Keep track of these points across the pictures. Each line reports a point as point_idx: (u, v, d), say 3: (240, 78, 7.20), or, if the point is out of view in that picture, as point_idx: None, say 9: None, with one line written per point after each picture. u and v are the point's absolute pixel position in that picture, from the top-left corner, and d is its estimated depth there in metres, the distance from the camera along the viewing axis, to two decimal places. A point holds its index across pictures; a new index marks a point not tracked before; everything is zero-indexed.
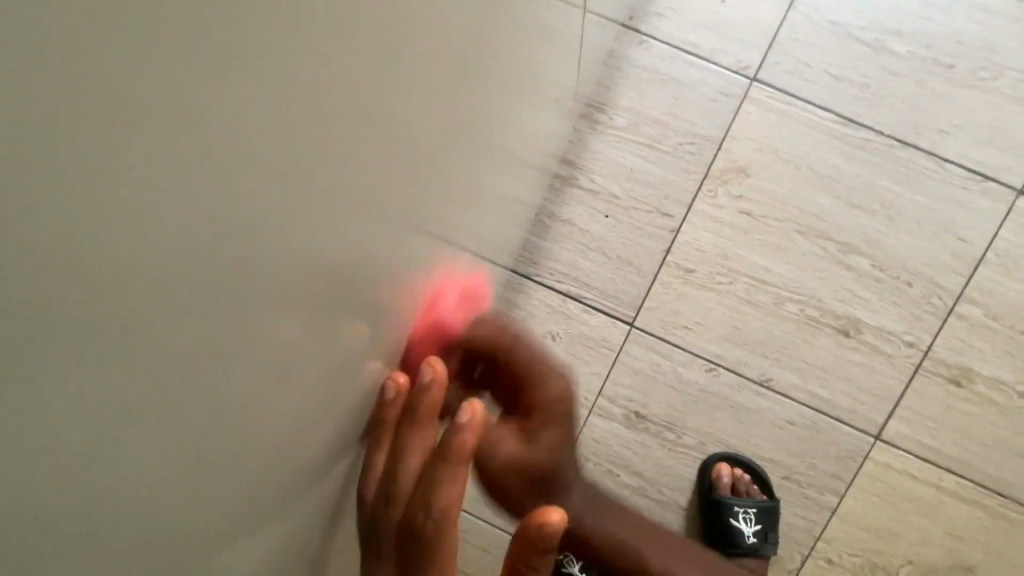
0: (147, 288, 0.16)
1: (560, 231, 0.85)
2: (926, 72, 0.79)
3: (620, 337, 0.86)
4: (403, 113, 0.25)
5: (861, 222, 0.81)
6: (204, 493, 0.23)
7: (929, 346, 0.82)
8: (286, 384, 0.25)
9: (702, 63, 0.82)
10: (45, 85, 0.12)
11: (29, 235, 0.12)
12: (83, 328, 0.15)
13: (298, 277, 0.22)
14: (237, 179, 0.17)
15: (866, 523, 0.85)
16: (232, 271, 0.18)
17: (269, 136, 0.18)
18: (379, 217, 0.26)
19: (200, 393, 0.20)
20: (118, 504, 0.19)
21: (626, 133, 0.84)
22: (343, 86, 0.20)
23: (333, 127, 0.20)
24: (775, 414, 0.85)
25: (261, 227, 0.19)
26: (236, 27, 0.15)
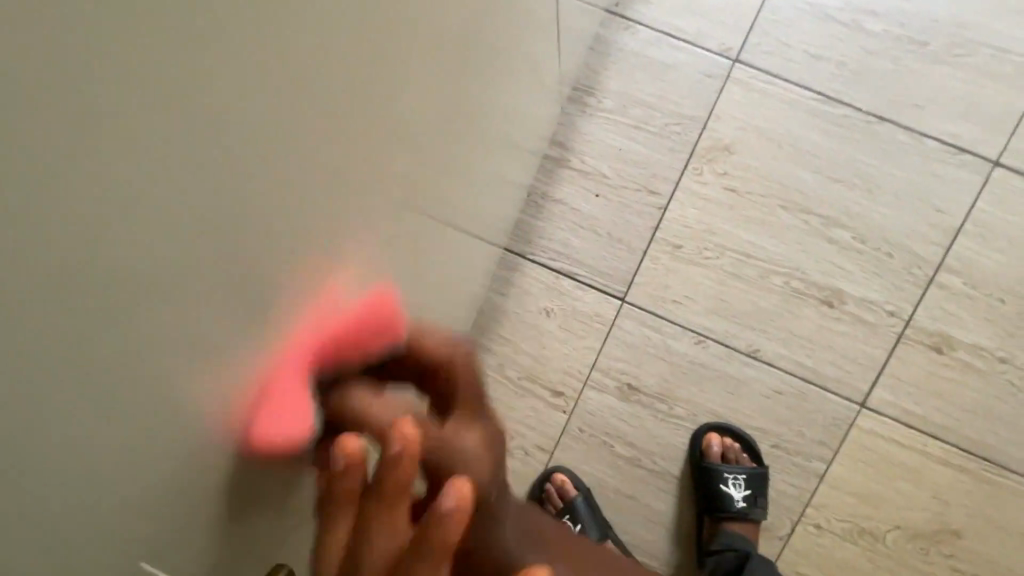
0: (150, 236, 0.21)
1: (552, 210, 0.89)
2: (902, 49, 0.82)
3: (612, 312, 0.90)
4: (343, 87, 0.29)
5: (842, 196, 0.84)
6: (210, 413, 0.29)
7: (911, 314, 0.84)
8: (256, 331, 0.29)
9: (686, 46, 0.85)
10: (59, 98, 0.17)
11: (37, 211, 0.17)
12: (103, 270, 0.20)
13: (268, 225, 0.27)
14: (210, 152, 0.22)
15: (853, 489, 0.88)
16: (213, 221, 0.24)
17: (227, 110, 0.22)
18: (337, 167, 0.31)
19: (197, 327, 0.25)
20: (142, 417, 0.24)
21: (613, 115, 0.87)
22: (283, 67, 0.24)
23: (276, 105, 0.25)
24: (763, 384, 0.88)
25: (231, 185, 0.24)
26: (184, 28, 0.19)
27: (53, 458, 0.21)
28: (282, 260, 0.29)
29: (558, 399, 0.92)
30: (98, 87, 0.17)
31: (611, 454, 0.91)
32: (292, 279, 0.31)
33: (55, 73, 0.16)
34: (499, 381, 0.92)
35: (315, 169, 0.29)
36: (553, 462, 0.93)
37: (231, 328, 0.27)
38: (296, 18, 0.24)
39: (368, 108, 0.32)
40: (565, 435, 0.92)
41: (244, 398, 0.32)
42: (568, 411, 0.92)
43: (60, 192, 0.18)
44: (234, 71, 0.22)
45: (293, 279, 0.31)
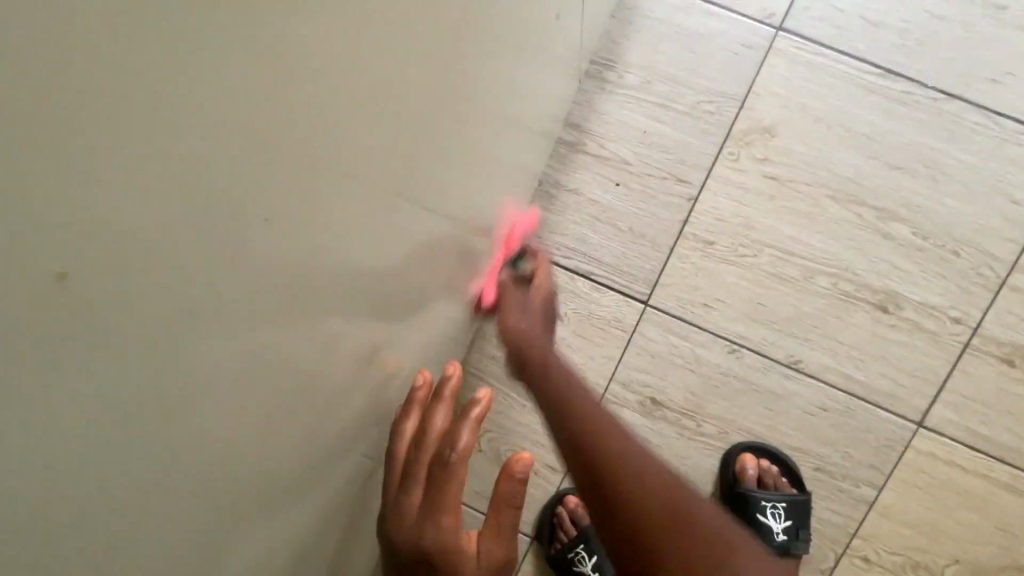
0: (116, 270, 0.16)
1: (565, 201, 0.78)
2: (975, 14, 0.70)
3: (634, 317, 0.79)
4: (342, 50, 0.22)
5: (901, 185, 0.73)
6: (192, 480, 0.23)
7: (979, 322, 0.73)
8: (229, 400, 0.23)
9: (722, 12, 0.74)
10: None
11: None
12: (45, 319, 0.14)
13: (262, 243, 0.21)
14: (197, 155, 0.17)
15: (907, 519, 0.77)
16: (200, 242, 0.18)
17: (214, 93, 0.17)
18: (334, 159, 0.24)
19: (180, 380, 0.20)
20: (101, 501, 0.19)
21: (637, 91, 0.76)
22: (263, 71, 0.18)
23: (278, 86, 0.19)
24: (806, 400, 0.77)
25: (223, 196, 0.18)
26: None
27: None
28: (277, 284, 0.23)
29: None
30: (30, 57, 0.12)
31: None
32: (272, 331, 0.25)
33: None
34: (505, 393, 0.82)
35: (302, 197, 0.23)
36: (565, 484, 0.83)
37: (203, 403, 0.22)
38: None
39: (357, 99, 0.24)
40: None
41: (230, 454, 0.25)
42: None
43: None
44: (201, 84, 0.16)
45: (271, 335, 0.25)
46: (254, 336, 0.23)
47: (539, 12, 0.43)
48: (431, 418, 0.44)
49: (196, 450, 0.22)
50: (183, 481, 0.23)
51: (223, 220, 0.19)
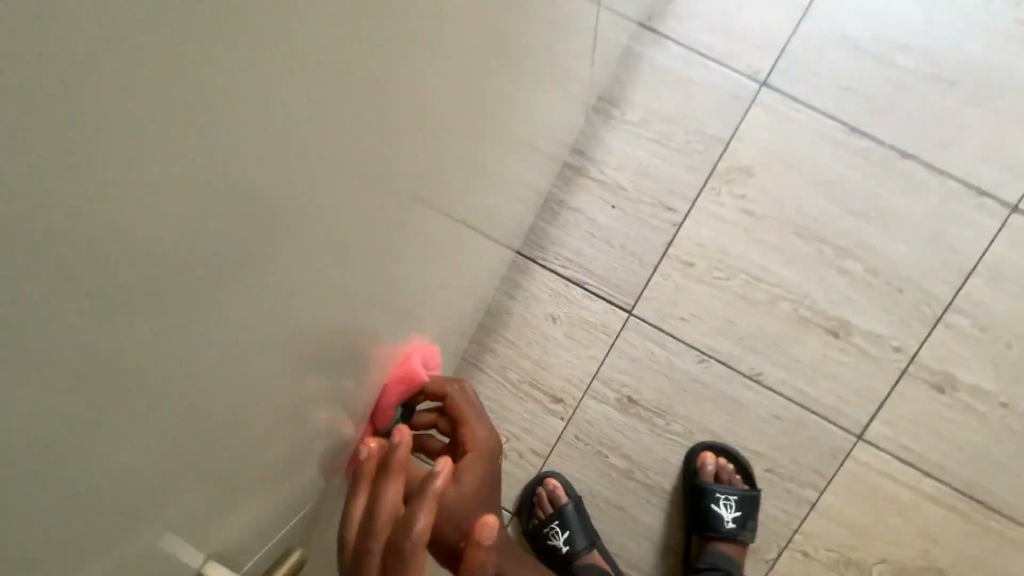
0: (243, 246, 0.22)
1: (566, 218, 0.89)
2: (931, 87, 0.82)
3: (618, 323, 0.90)
4: (403, 109, 0.30)
5: (857, 228, 0.84)
6: (263, 409, 0.31)
7: (916, 351, 0.84)
8: (291, 354, 0.31)
9: (715, 66, 0.85)
10: (204, 120, 0.18)
11: (174, 221, 0.19)
12: (201, 275, 0.21)
13: (327, 238, 0.29)
14: (304, 174, 0.24)
15: (844, 519, 0.88)
16: (290, 234, 0.25)
17: (320, 132, 0.24)
18: (386, 183, 0.32)
19: (262, 332, 0.27)
20: (205, 413, 0.26)
21: (637, 127, 0.87)
22: (353, 123, 0.26)
23: (358, 131, 0.27)
24: (763, 409, 0.88)
25: (310, 205, 0.26)
26: (303, 60, 0.21)
27: (165, 442, 0.24)
28: (332, 270, 0.31)
29: (557, 405, 0.93)
30: (237, 111, 0.19)
31: (604, 464, 0.92)
32: (299, 308, 0.29)
33: (211, 95, 0.18)
34: (500, 382, 0.93)
35: (361, 208, 0.31)
36: (546, 467, 0.94)
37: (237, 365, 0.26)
38: (383, 48, 0.26)
39: (388, 115, 0.29)
40: (560, 441, 0.93)
41: (293, 395, 0.34)
42: (566, 418, 0.93)
43: (191, 202, 0.19)
44: (315, 129, 0.24)
45: (324, 311, 0.32)
46: (303, 317, 0.30)
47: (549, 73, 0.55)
48: (381, 497, 0.45)
49: (268, 388, 0.30)
50: (244, 420, 0.30)
51: (304, 218, 0.26)
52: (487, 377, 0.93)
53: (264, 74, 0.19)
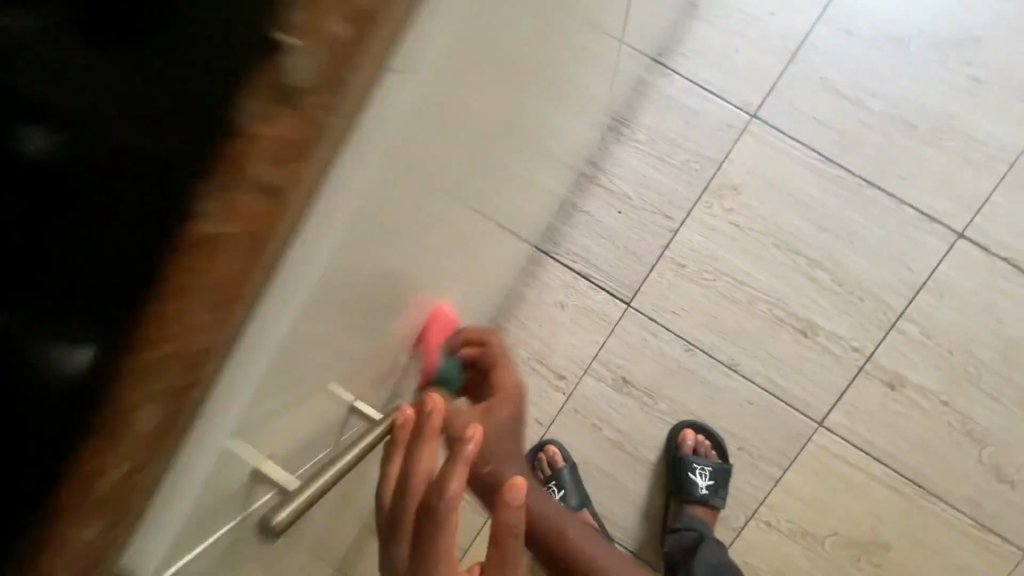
0: (425, 232, 0.40)
1: (578, 219, 1.05)
2: (895, 128, 0.96)
3: (618, 313, 1.05)
4: (500, 149, 0.48)
5: (827, 244, 0.99)
6: (402, 338, 0.47)
7: (872, 352, 0.99)
8: (417, 303, 0.48)
9: (714, 98, 1.00)
10: (440, 170, 0.35)
11: (415, 219, 0.36)
12: (409, 248, 0.38)
13: (450, 229, 0.46)
14: (455, 193, 0.42)
15: (803, 495, 1.02)
16: (440, 226, 0.43)
17: (467, 169, 0.42)
18: (481, 194, 0.50)
19: (412, 285, 0.44)
20: (382, 332, 0.42)
21: (644, 146, 1.02)
22: (481, 162, 0.44)
23: (481, 164, 0.44)
24: (738, 394, 1.03)
25: (452, 209, 0.43)
26: (477, 134, 0.38)
27: (368, 345, 0.40)
28: (446, 249, 0.48)
29: (561, 381, 1.07)
30: (450, 163, 0.36)
31: (599, 435, 1.06)
32: (418, 269, 0.43)
33: (446, 157, 0.35)
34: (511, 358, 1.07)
35: (467, 210, 0.48)
36: (547, 436, 1.07)
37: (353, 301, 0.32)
38: (503, 119, 0.43)
39: (493, 153, 0.46)
40: (561, 413, 1.07)
41: (413, 332, 0.49)
42: (567, 393, 1.07)
43: (422, 210, 0.36)
44: (467, 167, 0.41)
45: (434, 276, 0.49)
46: (426, 278, 0.47)
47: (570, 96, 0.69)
48: (414, 461, 0.40)
49: (405, 323, 0.47)
50: (392, 344, 0.46)
51: (448, 217, 0.43)
52: None
53: (463, 144, 0.37)
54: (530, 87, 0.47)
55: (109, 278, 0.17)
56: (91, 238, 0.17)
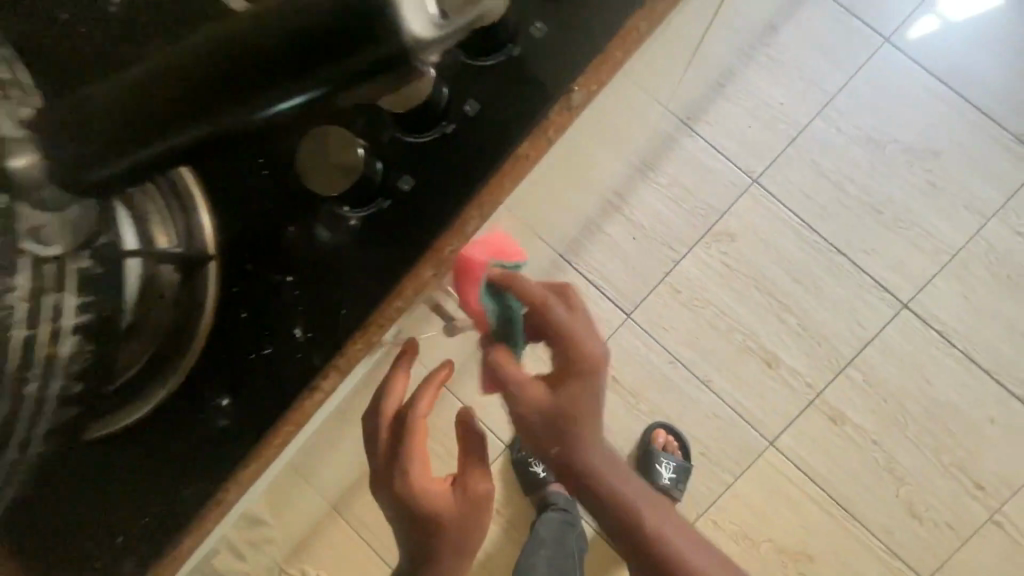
0: (529, 204, 0.60)
1: (599, 238, 1.26)
2: (865, 211, 1.20)
3: (618, 321, 1.26)
4: (573, 157, 0.69)
5: (798, 295, 1.21)
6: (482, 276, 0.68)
7: (821, 389, 1.20)
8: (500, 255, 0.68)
9: (725, 160, 1.23)
10: (550, 167, 0.57)
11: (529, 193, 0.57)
12: (519, 212, 0.59)
13: (533, 206, 0.67)
14: (548, 183, 0.62)
15: (750, 503, 1.21)
16: (533, 203, 0.63)
17: (559, 168, 0.62)
18: (553, 185, 0.71)
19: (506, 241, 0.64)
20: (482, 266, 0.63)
21: (663, 189, 1.25)
22: (565, 164, 0.65)
23: (565, 164, 0.65)
24: (707, 406, 1.23)
25: (541, 193, 0.64)
26: (571, 146, 0.60)
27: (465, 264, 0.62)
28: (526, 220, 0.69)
29: None
30: (556, 161, 0.57)
31: None
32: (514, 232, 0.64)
33: (557, 157, 0.56)
34: None
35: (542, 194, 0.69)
36: None
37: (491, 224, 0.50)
38: (585, 137, 0.65)
39: (571, 158, 0.67)
40: None
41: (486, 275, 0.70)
42: None
43: (534, 190, 0.58)
44: (560, 167, 0.62)
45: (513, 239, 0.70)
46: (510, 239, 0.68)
47: (614, 137, 0.92)
48: (391, 386, 0.51)
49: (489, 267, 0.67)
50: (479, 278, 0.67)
51: (537, 199, 0.64)
52: None
53: (564, 153, 0.58)
54: (603, 121, 0.68)
55: (457, 185, 0.33)
56: (402, 237, 0.33)
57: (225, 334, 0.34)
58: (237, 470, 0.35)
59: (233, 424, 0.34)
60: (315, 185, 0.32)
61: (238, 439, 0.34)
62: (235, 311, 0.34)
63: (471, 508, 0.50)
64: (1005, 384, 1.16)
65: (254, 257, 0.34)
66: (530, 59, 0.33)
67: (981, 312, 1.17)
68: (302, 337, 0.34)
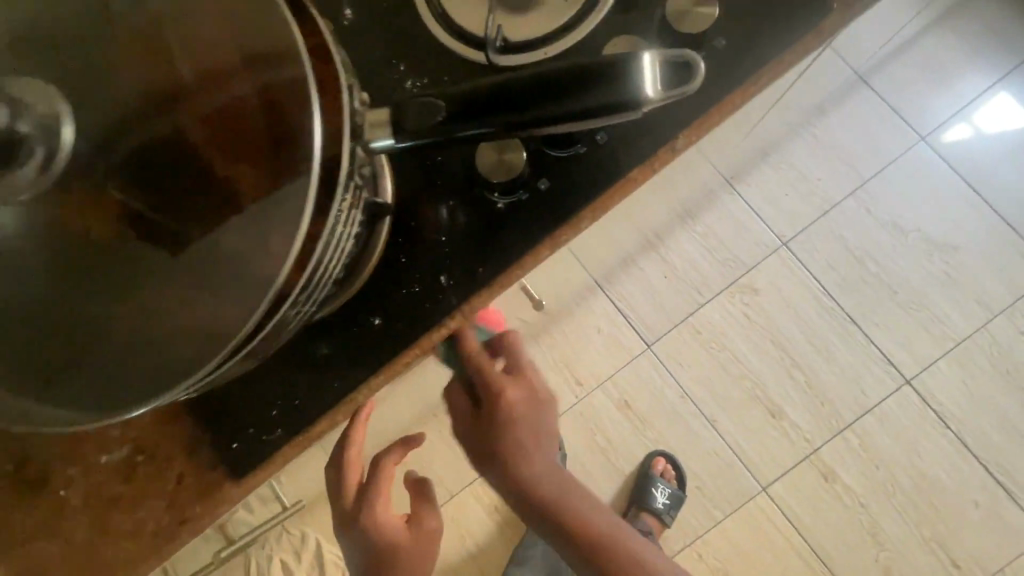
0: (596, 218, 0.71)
1: (632, 270, 1.37)
2: (882, 288, 1.30)
3: (638, 349, 1.35)
4: None
5: (808, 354, 1.30)
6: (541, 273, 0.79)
7: (818, 447, 1.27)
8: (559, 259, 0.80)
9: (759, 221, 1.35)
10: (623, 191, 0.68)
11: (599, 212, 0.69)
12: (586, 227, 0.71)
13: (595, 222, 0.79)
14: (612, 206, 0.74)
15: (736, 543, 1.27)
16: None
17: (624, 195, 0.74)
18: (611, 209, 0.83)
19: None
20: None
21: (699, 237, 1.36)
22: None
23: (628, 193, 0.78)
24: (709, 443, 1.31)
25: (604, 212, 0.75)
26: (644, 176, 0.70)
27: None
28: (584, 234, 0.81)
29: (578, 384, 1.37)
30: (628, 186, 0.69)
31: (592, 439, 1.35)
32: None
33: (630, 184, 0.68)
34: (547, 354, 1.38)
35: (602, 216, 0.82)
36: None
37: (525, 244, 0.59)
38: None
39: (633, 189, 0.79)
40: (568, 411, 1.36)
41: None
42: (580, 397, 1.36)
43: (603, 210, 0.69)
44: None
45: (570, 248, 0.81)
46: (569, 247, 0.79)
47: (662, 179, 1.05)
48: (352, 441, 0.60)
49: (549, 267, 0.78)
50: None
51: None
52: (539, 348, 1.39)
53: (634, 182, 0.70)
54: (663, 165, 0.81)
55: (580, 191, 0.44)
56: (534, 221, 0.44)
57: (389, 272, 0.45)
58: (373, 376, 0.45)
59: (380, 339, 0.45)
60: (484, 173, 0.43)
61: (381, 352, 0.45)
62: (398, 255, 0.45)
63: (422, 542, 0.58)
64: (993, 472, 1.22)
65: (418, 218, 0.45)
66: (648, 110, 0.44)
67: (978, 400, 1.24)
68: (445, 283, 0.45)
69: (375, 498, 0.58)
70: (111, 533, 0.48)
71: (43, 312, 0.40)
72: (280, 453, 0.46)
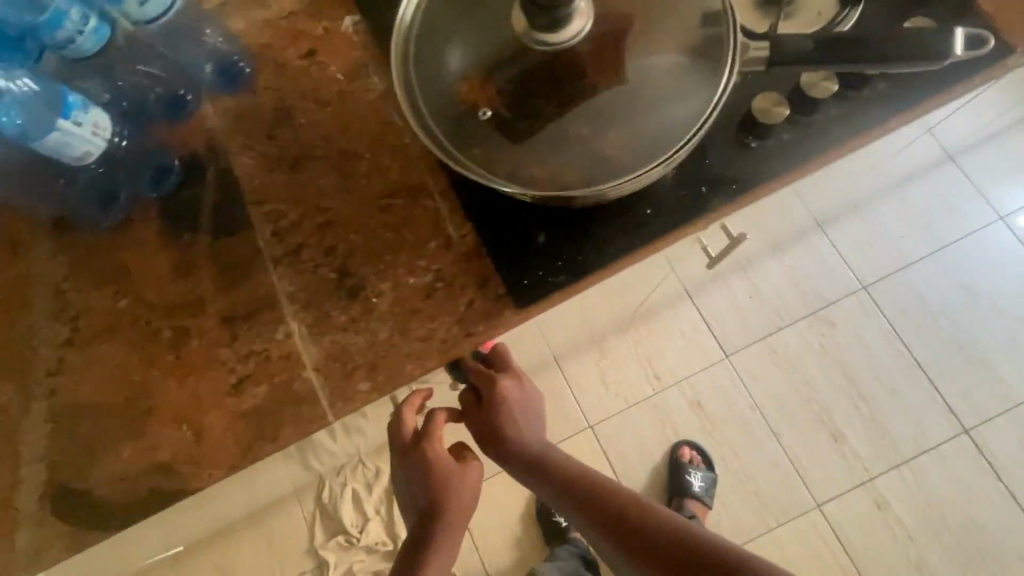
0: None
1: (719, 284, 1.52)
2: (951, 341, 1.42)
3: (717, 357, 1.48)
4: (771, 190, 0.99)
5: (876, 389, 1.42)
6: None
7: (874, 475, 1.37)
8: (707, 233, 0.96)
9: (842, 263, 1.49)
10: None
11: None
12: None
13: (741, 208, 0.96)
14: None
15: (785, 552, 1.35)
16: None
17: None
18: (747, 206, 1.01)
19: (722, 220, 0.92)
20: None
21: (784, 267, 1.51)
22: None
23: None
24: (772, 454, 1.41)
25: None
26: None
27: None
28: None
29: (656, 380, 1.50)
30: None
31: (661, 431, 1.47)
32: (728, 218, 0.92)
33: None
34: (632, 347, 1.52)
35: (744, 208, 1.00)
36: (625, 411, 1.49)
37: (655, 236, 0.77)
38: None
39: None
40: (643, 403, 1.49)
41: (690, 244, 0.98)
42: (656, 390, 1.49)
43: None
44: None
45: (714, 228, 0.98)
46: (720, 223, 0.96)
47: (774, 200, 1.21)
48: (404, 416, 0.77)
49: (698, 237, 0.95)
50: None
51: None
52: (625, 341, 1.52)
53: None
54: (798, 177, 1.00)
55: (810, 146, 0.61)
56: (775, 158, 0.61)
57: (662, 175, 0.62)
58: (636, 248, 0.62)
59: (646, 224, 0.62)
60: (756, 111, 0.61)
61: (645, 232, 0.62)
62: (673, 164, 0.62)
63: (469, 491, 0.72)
64: None
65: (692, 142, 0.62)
66: (868, 95, 0.61)
67: None
68: (703, 190, 0.62)
69: (430, 446, 0.74)
70: (408, 335, 0.63)
71: (479, 131, 0.58)
72: (554, 295, 0.62)
